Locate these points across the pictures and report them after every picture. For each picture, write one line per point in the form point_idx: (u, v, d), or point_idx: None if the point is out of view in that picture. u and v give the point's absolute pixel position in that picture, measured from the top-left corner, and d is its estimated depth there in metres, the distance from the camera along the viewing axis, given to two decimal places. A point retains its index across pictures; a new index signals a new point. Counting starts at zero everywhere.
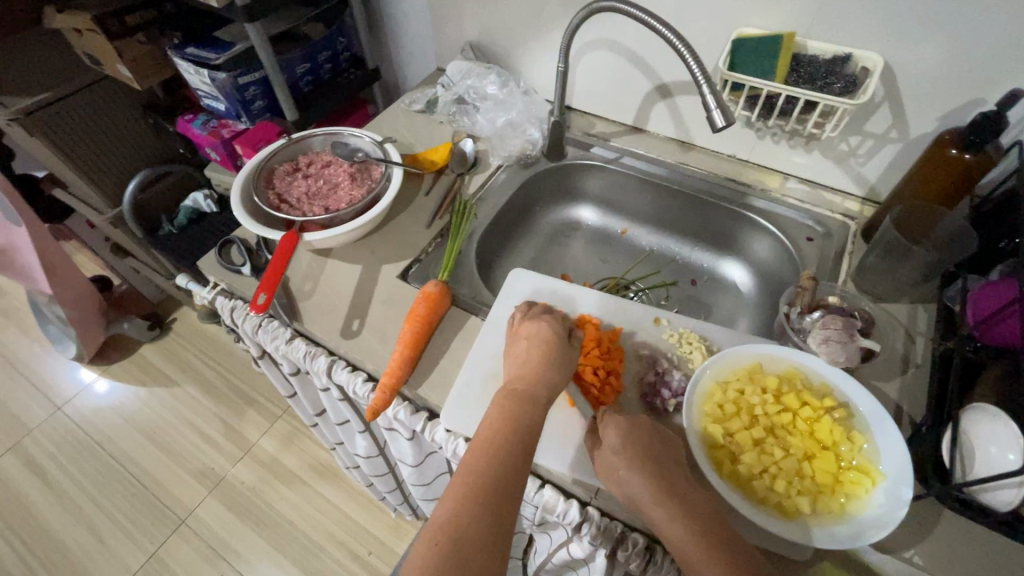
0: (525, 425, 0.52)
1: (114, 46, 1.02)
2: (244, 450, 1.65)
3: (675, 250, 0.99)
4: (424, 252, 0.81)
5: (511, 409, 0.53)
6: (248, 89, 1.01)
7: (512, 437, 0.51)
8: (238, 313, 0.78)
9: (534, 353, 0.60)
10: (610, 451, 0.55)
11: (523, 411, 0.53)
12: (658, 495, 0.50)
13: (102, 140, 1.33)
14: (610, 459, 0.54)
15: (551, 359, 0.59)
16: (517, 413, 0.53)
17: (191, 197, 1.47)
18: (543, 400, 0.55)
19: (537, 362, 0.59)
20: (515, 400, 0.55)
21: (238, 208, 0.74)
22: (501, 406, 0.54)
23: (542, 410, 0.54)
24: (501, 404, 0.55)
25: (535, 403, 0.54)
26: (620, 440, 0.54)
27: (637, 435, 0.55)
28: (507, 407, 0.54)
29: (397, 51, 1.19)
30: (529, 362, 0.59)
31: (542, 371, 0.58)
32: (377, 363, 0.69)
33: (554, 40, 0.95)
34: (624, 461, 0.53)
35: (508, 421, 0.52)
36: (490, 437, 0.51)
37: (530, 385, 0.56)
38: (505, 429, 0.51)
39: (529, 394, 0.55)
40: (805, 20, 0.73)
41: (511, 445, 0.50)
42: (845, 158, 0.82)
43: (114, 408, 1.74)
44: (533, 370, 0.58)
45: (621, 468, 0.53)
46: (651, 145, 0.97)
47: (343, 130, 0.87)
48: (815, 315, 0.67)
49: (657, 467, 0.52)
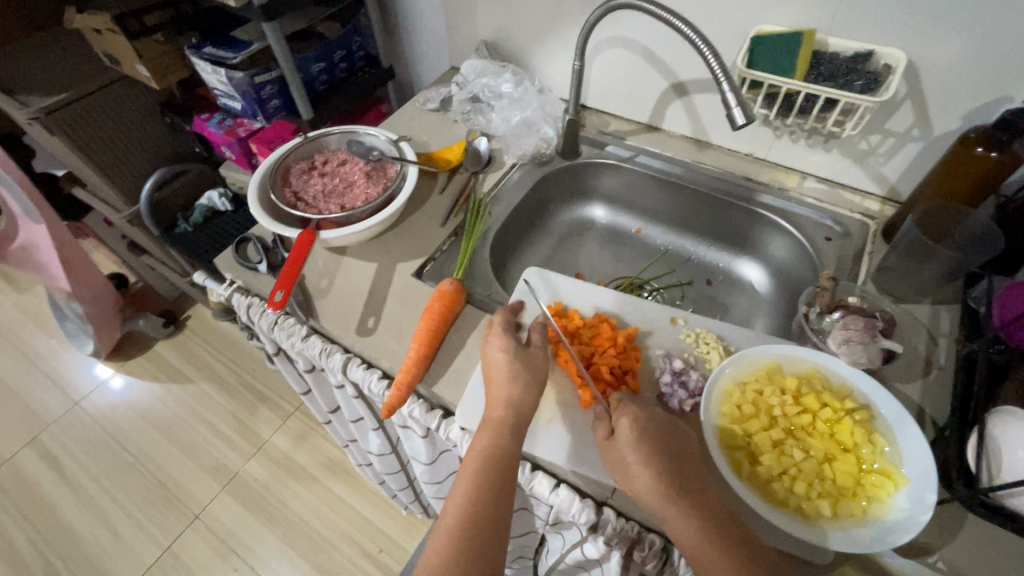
0: (500, 461, 0.53)
1: (134, 46, 1.04)
2: (257, 447, 1.67)
3: (690, 250, 0.98)
4: (439, 251, 0.81)
5: (489, 444, 0.54)
6: (264, 87, 1.01)
7: (490, 477, 0.52)
8: (254, 309, 0.78)
9: (497, 374, 0.60)
10: (624, 445, 0.54)
11: (499, 445, 0.54)
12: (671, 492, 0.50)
13: (119, 139, 1.34)
14: (622, 454, 0.54)
15: (512, 377, 0.59)
16: (492, 447, 0.54)
17: (206, 195, 1.48)
18: (512, 425, 0.56)
19: (499, 386, 0.59)
20: (490, 433, 0.55)
21: (256, 206, 0.75)
22: (478, 438, 0.55)
23: (515, 437, 0.55)
24: (481, 436, 0.55)
25: (506, 432, 0.55)
26: (632, 435, 0.54)
27: (649, 431, 0.54)
28: (482, 440, 0.55)
29: (411, 50, 1.19)
30: (495, 386, 0.59)
31: (505, 395, 0.58)
32: (392, 361, 0.69)
33: (569, 39, 0.95)
34: (638, 455, 0.52)
35: (488, 457, 0.53)
36: (470, 480, 0.53)
37: (498, 411, 0.57)
38: (483, 468, 0.53)
39: (500, 421, 0.56)
40: (826, 16, 0.72)
41: (490, 490, 0.52)
42: (866, 157, 0.81)
43: (130, 403, 1.76)
44: (501, 395, 0.58)
45: (636, 463, 0.52)
46: (667, 143, 0.96)
47: (359, 129, 0.88)
48: (836, 315, 0.66)
49: (670, 464, 0.52)
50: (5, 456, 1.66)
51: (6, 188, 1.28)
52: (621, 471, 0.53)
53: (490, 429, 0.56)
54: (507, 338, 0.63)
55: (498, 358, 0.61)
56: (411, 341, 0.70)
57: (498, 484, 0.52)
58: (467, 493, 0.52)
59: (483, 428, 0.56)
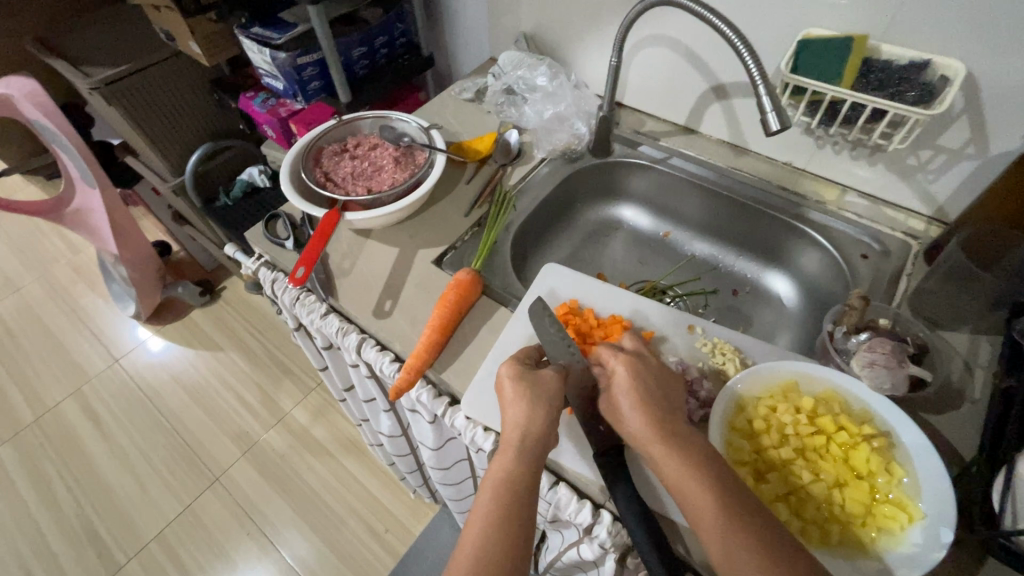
0: (517, 489, 0.52)
1: (187, 23, 1.08)
2: (278, 418, 1.72)
3: (718, 259, 0.95)
4: (460, 240, 0.82)
5: (506, 474, 0.52)
6: (305, 69, 1.03)
7: (505, 509, 0.51)
8: (279, 285, 0.81)
9: (511, 392, 0.57)
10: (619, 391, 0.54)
11: (516, 473, 0.53)
12: (679, 451, 0.49)
13: (170, 112, 1.40)
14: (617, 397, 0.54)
15: (527, 399, 0.56)
16: (511, 473, 0.53)
17: (247, 171, 1.55)
18: (535, 446, 0.54)
19: (514, 406, 0.56)
20: (507, 458, 0.54)
21: (286, 184, 0.77)
22: (497, 462, 0.54)
23: (533, 461, 0.54)
24: (499, 462, 0.54)
25: (527, 455, 0.54)
26: (625, 382, 0.55)
27: (643, 389, 0.54)
28: (501, 465, 0.53)
29: (452, 39, 1.19)
30: (509, 404, 0.56)
31: (518, 413, 0.55)
32: (405, 345, 0.70)
33: (610, 35, 0.93)
34: (628, 399, 0.53)
35: (503, 484, 0.52)
36: (485, 514, 0.51)
37: (516, 434, 0.54)
38: (501, 499, 0.51)
39: (519, 443, 0.54)
40: (881, 21, 0.68)
41: (507, 529, 0.49)
42: (913, 172, 0.77)
43: (165, 365, 1.85)
44: (516, 414, 0.55)
45: (633, 413, 0.52)
46: (703, 147, 0.94)
47: (392, 115, 0.88)
48: (863, 336, 0.62)
49: (667, 427, 0.51)
50: (49, 404, 1.77)
51: (65, 153, 1.36)
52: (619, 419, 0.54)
53: (507, 455, 0.54)
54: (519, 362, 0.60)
55: (510, 374, 0.58)
56: (423, 327, 0.71)
57: (520, 513, 0.51)
58: (483, 529, 0.50)
59: (499, 453, 0.55)
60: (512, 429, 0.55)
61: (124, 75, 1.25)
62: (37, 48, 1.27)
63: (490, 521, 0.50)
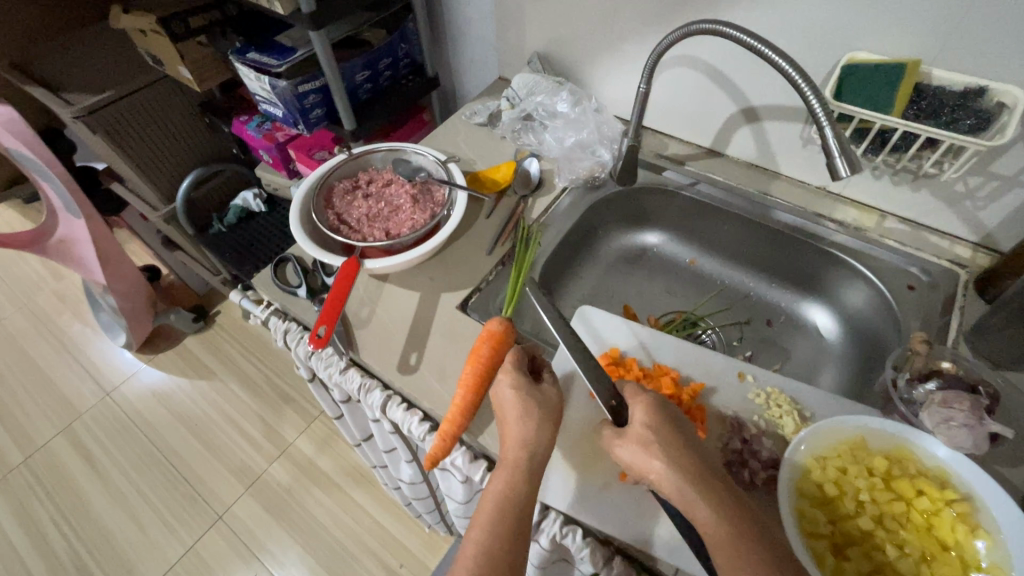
0: (514, 504, 0.51)
1: (177, 49, 1.02)
2: (281, 450, 1.66)
3: (747, 286, 0.91)
4: (484, 281, 0.77)
5: (506, 490, 0.51)
6: (308, 97, 0.97)
7: (503, 526, 0.49)
8: (292, 336, 0.75)
9: (511, 406, 0.57)
10: (633, 439, 0.52)
11: (517, 490, 0.51)
12: (740, 533, 0.44)
13: (159, 138, 1.33)
14: (637, 441, 0.51)
15: (526, 413, 0.56)
16: (506, 489, 0.51)
17: (241, 196, 1.50)
18: (534, 465, 0.53)
19: (513, 421, 0.56)
20: (508, 475, 0.52)
21: (297, 230, 0.71)
22: (494, 480, 0.53)
23: (531, 480, 0.52)
24: (498, 478, 0.52)
25: (523, 470, 0.52)
26: (636, 429, 0.52)
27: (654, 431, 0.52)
28: (496, 482, 0.52)
29: (457, 57, 1.14)
30: (509, 419, 0.56)
31: (519, 429, 0.55)
32: (434, 404, 0.65)
33: (630, 56, 0.89)
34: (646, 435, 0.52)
35: (506, 500, 0.51)
36: (485, 526, 0.49)
37: (516, 451, 0.53)
38: (498, 517, 0.50)
39: (517, 460, 0.53)
40: (934, 44, 0.64)
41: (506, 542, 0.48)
42: (960, 200, 0.73)
43: (159, 397, 1.77)
44: (515, 431, 0.55)
45: (655, 457, 0.50)
46: (731, 171, 0.90)
47: (406, 147, 0.83)
48: (930, 386, 0.59)
49: (676, 455, 0.50)
50: (38, 443, 1.68)
51: (47, 183, 1.28)
52: (638, 462, 0.51)
53: (503, 472, 0.52)
54: (519, 371, 0.59)
55: (509, 388, 0.58)
56: (454, 384, 0.65)
57: (515, 529, 0.50)
58: (480, 544, 0.48)
59: (499, 468, 0.54)
60: (512, 446, 0.54)
61: (109, 102, 1.18)
62: (12, 74, 1.19)
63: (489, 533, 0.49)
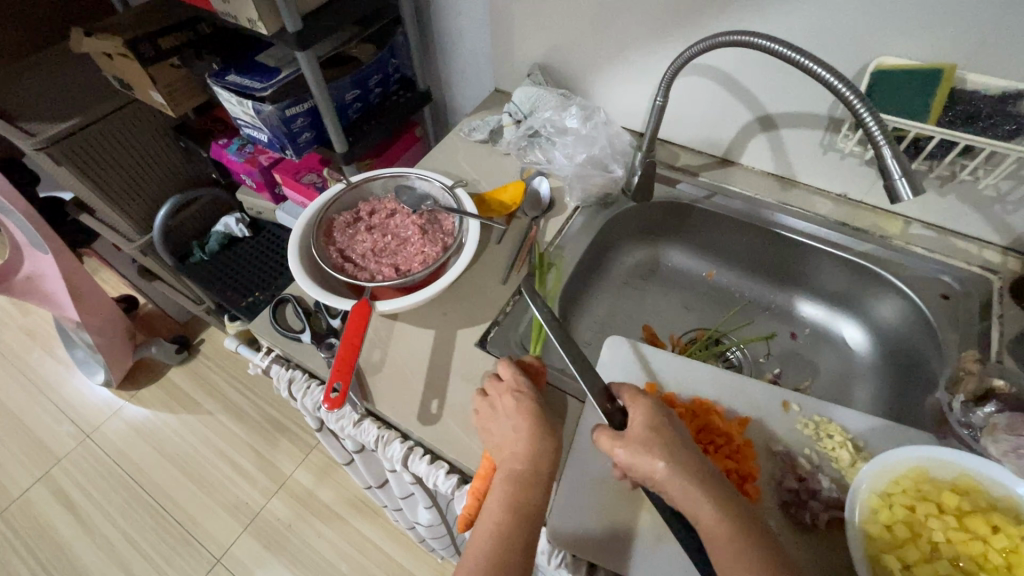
0: (523, 519, 0.49)
1: (148, 72, 0.94)
2: (279, 483, 1.58)
3: (768, 299, 0.88)
4: (502, 313, 0.72)
5: (511, 501, 0.50)
6: (295, 121, 0.90)
7: (513, 540, 0.48)
8: (297, 386, 0.69)
9: (518, 417, 0.54)
10: (636, 441, 0.49)
11: (523, 501, 0.50)
12: None
13: (131, 166, 1.24)
14: (642, 445, 0.49)
15: (536, 429, 0.53)
16: (514, 505, 0.50)
17: (222, 221, 1.42)
18: (543, 480, 0.51)
19: (520, 435, 0.53)
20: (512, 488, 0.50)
21: (297, 271, 0.66)
22: (500, 494, 0.50)
23: (541, 495, 0.51)
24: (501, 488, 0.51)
25: (534, 487, 0.51)
26: (635, 432, 0.50)
27: (655, 434, 0.50)
28: (503, 497, 0.50)
29: (448, 68, 1.09)
30: (515, 430, 0.53)
31: (527, 443, 0.52)
32: (462, 455, 0.60)
33: (635, 64, 0.85)
34: (654, 437, 0.49)
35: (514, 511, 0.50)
36: (489, 531, 0.49)
37: (525, 466, 0.51)
38: (508, 533, 0.49)
39: (526, 475, 0.51)
40: (967, 48, 0.61)
41: (509, 547, 0.48)
42: (989, 204, 0.71)
43: (144, 435, 1.68)
44: (524, 445, 0.52)
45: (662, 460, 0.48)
46: (747, 180, 0.86)
47: (408, 173, 0.77)
48: (988, 409, 0.56)
49: (683, 465, 0.48)
50: (15, 494, 1.57)
51: (9, 219, 1.19)
52: (644, 467, 0.48)
53: (515, 490, 0.50)
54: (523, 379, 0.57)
55: (521, 398, 0.55)
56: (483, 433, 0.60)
57: (522, 542, 0.49)
58: (488, 557, 0.48)
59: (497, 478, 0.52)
60: (519, 461, 0.52)
61: (74, 130, 1.09)
62: None
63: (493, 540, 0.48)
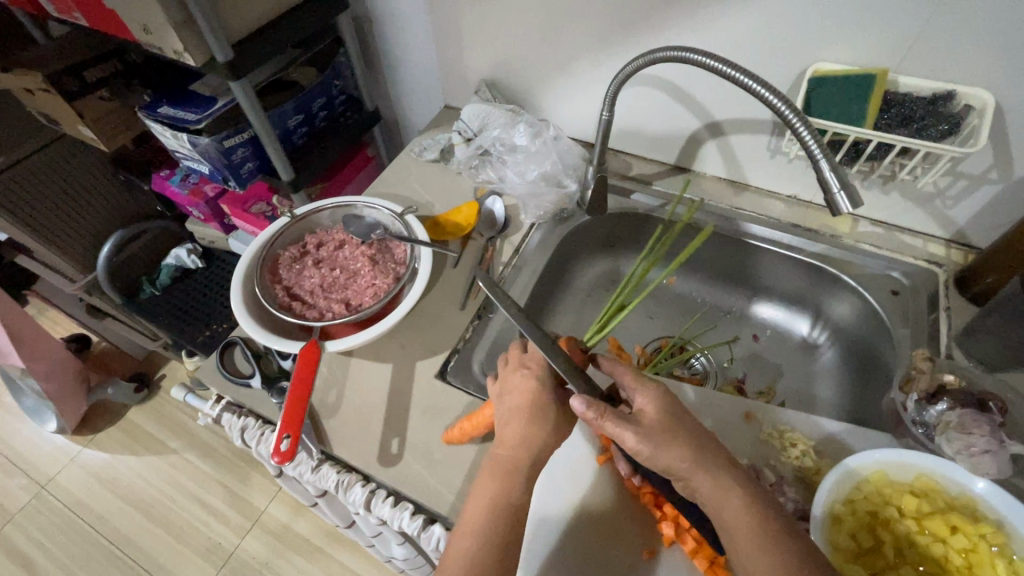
0: (506, 509, 0.50)
1: (75, 107, 0.89)
2: (253, 520, 1.52)
3: (728, 303, 0.89)
4: (462, 340, 0.70)
5: (505, 490, 0.51)
6: (235, 151, 0.87)
7: (498, 528, 0.49)
8: (251, 434, 0.65)
9: (519, 403, 0.56)
10: (656, 430, 0.48)
11: (515, 491, 0.51)
12: None
13: (67, 204, 1.18)
14: (663, 434, 0.48)
15: (532, 416, 0.56)
16: (497, 496, 0.51)
17: (172, 253, 1.36)
18: (525, 469, 0.53)
19: (516, 420, 0.55)
20: (505, 478, 0.52)
21: (241, 314, 0.63)
22: (485, 486, 0.52)
23: (522, 488, 0.52)
24: (495, 478, 0.52)
25: (516, 478, 0.52)
26: (651, 419, 0.49)
27: (674, 421, 0.49)
28: (488, 488, 0.52)
29: (397, 86, 1.06)
30: (510, 416, 0.56)
31: (518, 430, 0.55)
32: (426, 495, 0.58)
33: (582, 76, 0.84)
34: (673, 428, 0.48)
35: (506, 501, 0.51)
36: (483, 519, 0.50)
37: (511, 453, 0.54)
38: (491, 526, 0.49)
39: (511, 462, 0.53)
40: (897, 51, 0.63)
41: (501, 535, 0.49)
42: (930, 200, 0.73)
43: (105, 481, 1.59)
44: (515, 431, 0.55)
45: (682, 455, 0.47)
46: (700, 186, 0.87)
47: (355, 203, 0.75)
48: (940, 407, 0.57)
49: (704, 454, 0.47)
50: None
51: None
52: (664, 457, 0.47)
53: (507, 481, 0.52)
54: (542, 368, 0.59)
55: (529, 380, 0.58)
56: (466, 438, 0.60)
57: (505, 534, 0.49)
58: (470, 550, 0.48)
59: (490, 469, 0.53)
60: (508, 447, 0.54)
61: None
62: None
63: (485, 528, 0.49)
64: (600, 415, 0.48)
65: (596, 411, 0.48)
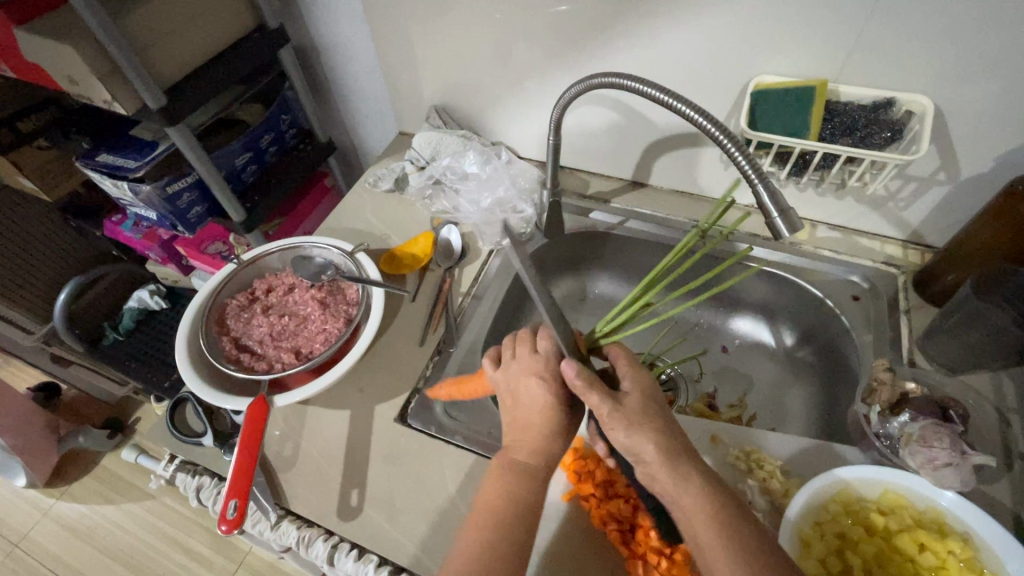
0: (521, 509, 0.46)
1: (8, 159, 0.88)
2: (238, 561, 1.42)
3: (697, 316, 0.88)
4: (422, 379, 0.68)
5: (510, 491, 0.47)
6: (180, 196, 0.85)
7: (510, 531, 0.45)
8: (206, 493, 0.61)
9: (529, 407, 0.50)
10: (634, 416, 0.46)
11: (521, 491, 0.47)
12: None
13: (17, 255, 1.15)
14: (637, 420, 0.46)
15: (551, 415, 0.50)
16: (512, 497, 0.47)
17: (134, 296, 1.32)
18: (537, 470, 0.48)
19: (530, 423, 0.50)
20: (513, 480, 0.47)
21: (183, 367, 0.61)
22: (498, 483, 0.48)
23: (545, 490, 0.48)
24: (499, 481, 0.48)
25: (535, 477, 0.48)
26: (633, 403, 0.48)
27: (654, 410, 0.48)
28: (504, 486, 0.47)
29: (350, 115, 1.05)
30: (526, 422, 0.50)
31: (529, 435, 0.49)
32: (390, 549, 0.55)
33: (531, 98, 0.83)
34: (653, 419, 0.47)
35: (512, 503, 0.47)
36: (481, 525, 0.46)
37: (530, 457, 0.48)
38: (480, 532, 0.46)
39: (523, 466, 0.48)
40: (835, 60, 0.63)
41: (508, 534, 0.45)
42: (883, 203, 0.73)
43: (82, 534, 1.47)
44: (535, 436, 0.49)
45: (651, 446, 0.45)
46: (657, 200, 0.86)
47: (304, 243, 0.73)
48: (903, 418, 0.57)
49: (676, 451, 0.45)
50: None
51: None
52: (631, 441, 0.46)
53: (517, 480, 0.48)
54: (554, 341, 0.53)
55: (541, 389, 0.50)
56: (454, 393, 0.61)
57: (517, 535, 0.45)
58: (485, 547, 0.44)
59: (495, 470, 0.49)
60: (526, 451, 0.49)
61: None
62: None
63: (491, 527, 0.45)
64: (590, 388, 0.47)
65: (585, 381, 0.47)
